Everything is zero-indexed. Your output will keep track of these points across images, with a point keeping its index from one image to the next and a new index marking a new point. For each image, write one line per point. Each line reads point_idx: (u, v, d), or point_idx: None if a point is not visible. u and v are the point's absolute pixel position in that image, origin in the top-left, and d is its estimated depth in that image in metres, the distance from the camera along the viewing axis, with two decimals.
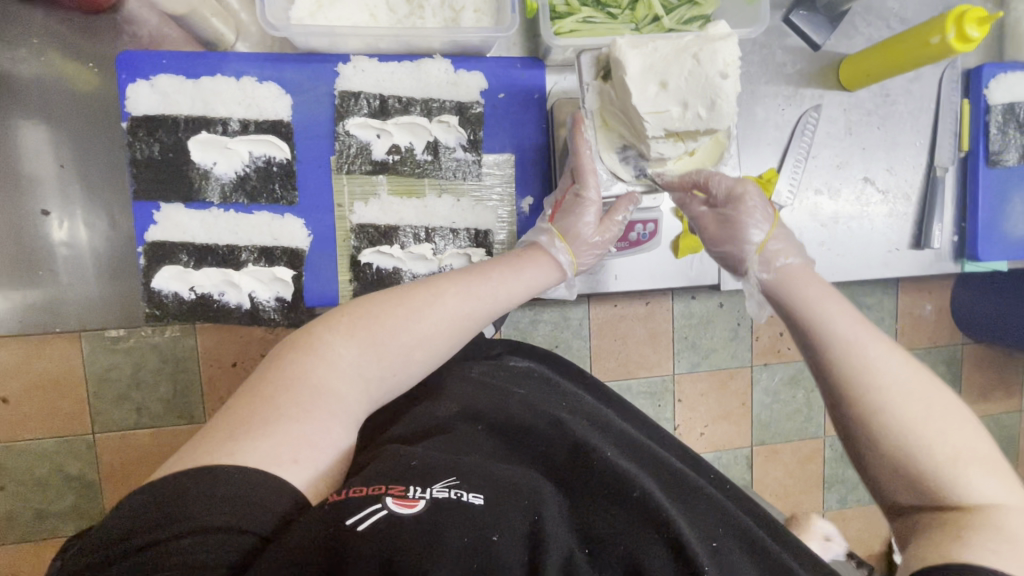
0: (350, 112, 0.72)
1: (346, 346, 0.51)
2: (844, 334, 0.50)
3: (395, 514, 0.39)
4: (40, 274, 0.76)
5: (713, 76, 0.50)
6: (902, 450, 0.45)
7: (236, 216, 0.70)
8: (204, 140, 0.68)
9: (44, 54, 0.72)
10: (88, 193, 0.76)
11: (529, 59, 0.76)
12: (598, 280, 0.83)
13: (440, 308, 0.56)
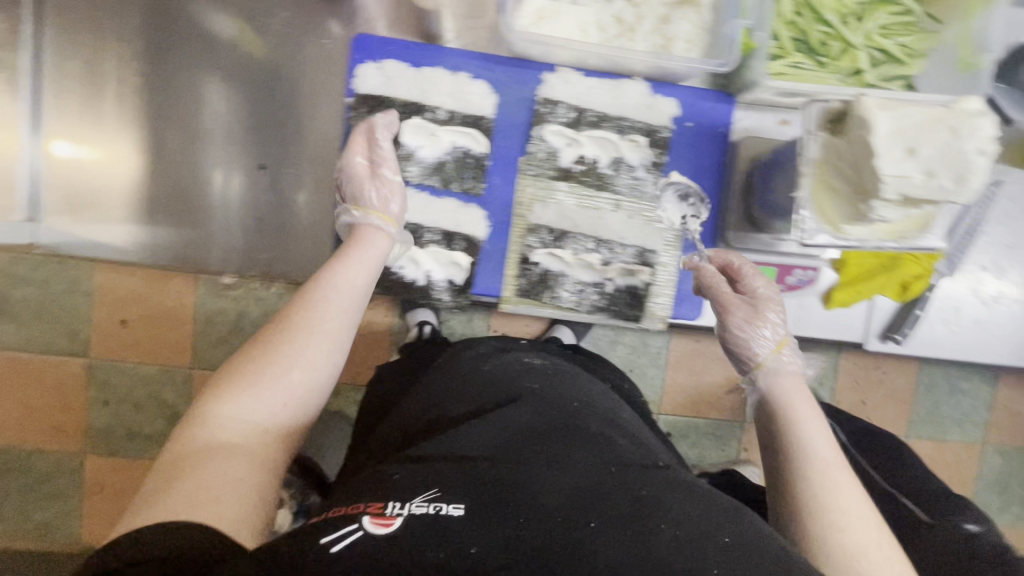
0: (548, 119, 0.75)
1: (222, 403, 0.49)
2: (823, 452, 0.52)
3: (372, 533, 0.38)
4: (186, 216, 0.79)
5: (969, 150, 0.52)
6: (844, 542, 0.46)
7: (427, 198, 0.75)
8: (415, 124, 0.73)
9: (237, 14, 0.77)
10: (244, 145, 0.78)
11: (720, 93, 0.78)
12: None
13: (306, 301, 0.56)
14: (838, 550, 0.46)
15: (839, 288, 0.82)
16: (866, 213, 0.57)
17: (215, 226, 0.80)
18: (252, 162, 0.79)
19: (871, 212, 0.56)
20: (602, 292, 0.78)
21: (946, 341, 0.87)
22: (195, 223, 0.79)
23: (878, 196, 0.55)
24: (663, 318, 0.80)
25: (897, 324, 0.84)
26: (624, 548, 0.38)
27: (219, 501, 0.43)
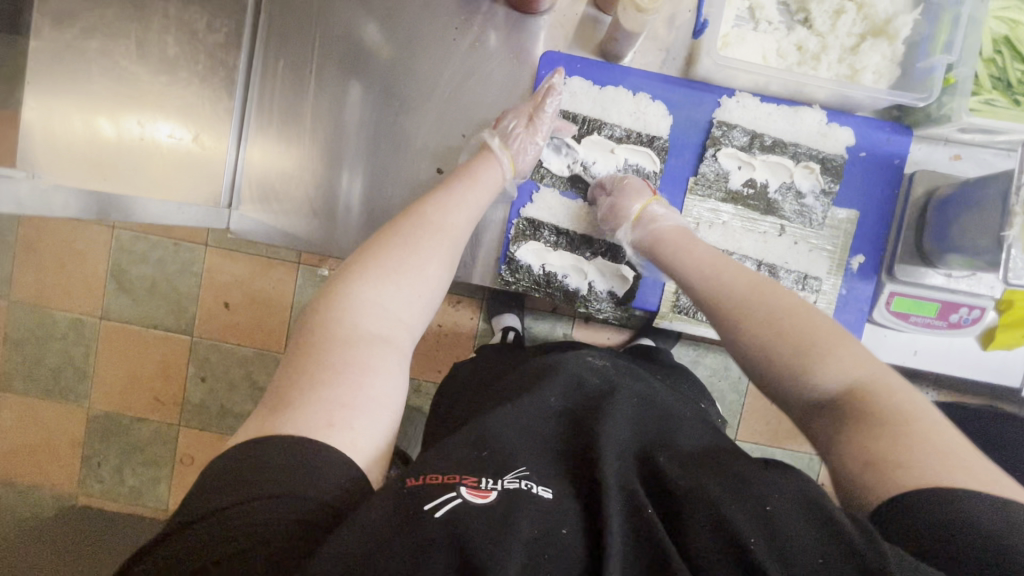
0: (724, 141, 0.76)
1: (366, 288, 0.55)
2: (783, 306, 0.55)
3: (471, 503, 0.41)
4: (319, 216, 0.82)
5: None
6: (791, 358, 0.51)
7: (597, 211, 0.78)
8: (594, 140, 0.76)
9: (392, 23, 0.79)
10: (377, 151, 0.80)
11: (898, 126, 0.77)
12: (896, 351, 0.82)
13: (423, 230, 0.61)
14: (776, 361, 0.52)
15: (1000, 329, 0.79)
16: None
17: (362, 225, 0.82)
18: (429, 166, 0.81)
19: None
20: None
21: None
22: (356, 219, 0.82)
23: None
24: None
25: None
26: (710, 522, 0.40)
27: (357, 421, 0.46)
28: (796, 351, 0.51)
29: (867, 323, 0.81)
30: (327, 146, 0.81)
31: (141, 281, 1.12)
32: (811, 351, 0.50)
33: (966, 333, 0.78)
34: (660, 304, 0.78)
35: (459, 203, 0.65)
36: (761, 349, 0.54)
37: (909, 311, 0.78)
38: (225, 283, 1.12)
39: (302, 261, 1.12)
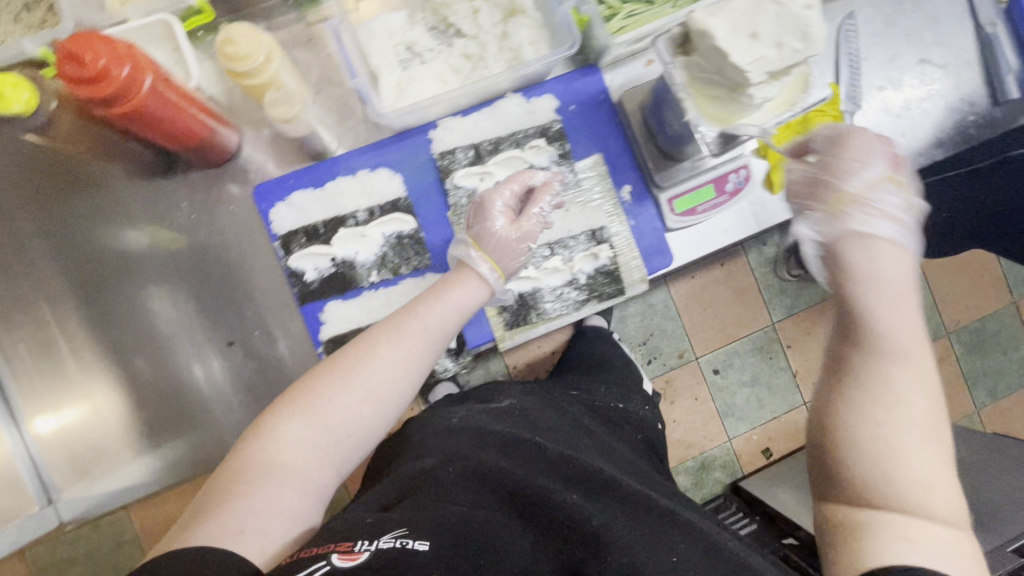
0: (454, 167, 0.79)
1: (328, 393, 0.62)
2: (905, 395, 0.56)
3: (340, 567, 0.46)
4: (191, 419, 0.81)
5: (798, 11, 0.55)
6: (900, 467, 0.54)
7: (386, 291, 0.78)
8: (344, 234, 0.76)
9: (147, 222, 0.80)
10: (209, 328, 0.80)
11: (584, 69, 0.83)
12: (711, 241, 0.85)
13: (389, 349, 0.66)
14: (892, 463, 0.54)
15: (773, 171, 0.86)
16: (746, 100, 0.60)
17: (234, 407, 0.81)
18: (217, 344, 0.81)
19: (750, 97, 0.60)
20: (579, 285, 0.81)
21: None
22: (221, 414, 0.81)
23: (750, 85, 0.57)
24: (642, 279, 0.81)
25: None
26: None
27: (259, 531, 0.53)
28: (911, 463, 0.54)
29: (670, 234, 0.84)
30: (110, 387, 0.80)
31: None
32: (922, 472, 0.54)
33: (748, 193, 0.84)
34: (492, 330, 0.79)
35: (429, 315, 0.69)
36: (883, 452, 0.54)
37: (692, 205, 0.82)
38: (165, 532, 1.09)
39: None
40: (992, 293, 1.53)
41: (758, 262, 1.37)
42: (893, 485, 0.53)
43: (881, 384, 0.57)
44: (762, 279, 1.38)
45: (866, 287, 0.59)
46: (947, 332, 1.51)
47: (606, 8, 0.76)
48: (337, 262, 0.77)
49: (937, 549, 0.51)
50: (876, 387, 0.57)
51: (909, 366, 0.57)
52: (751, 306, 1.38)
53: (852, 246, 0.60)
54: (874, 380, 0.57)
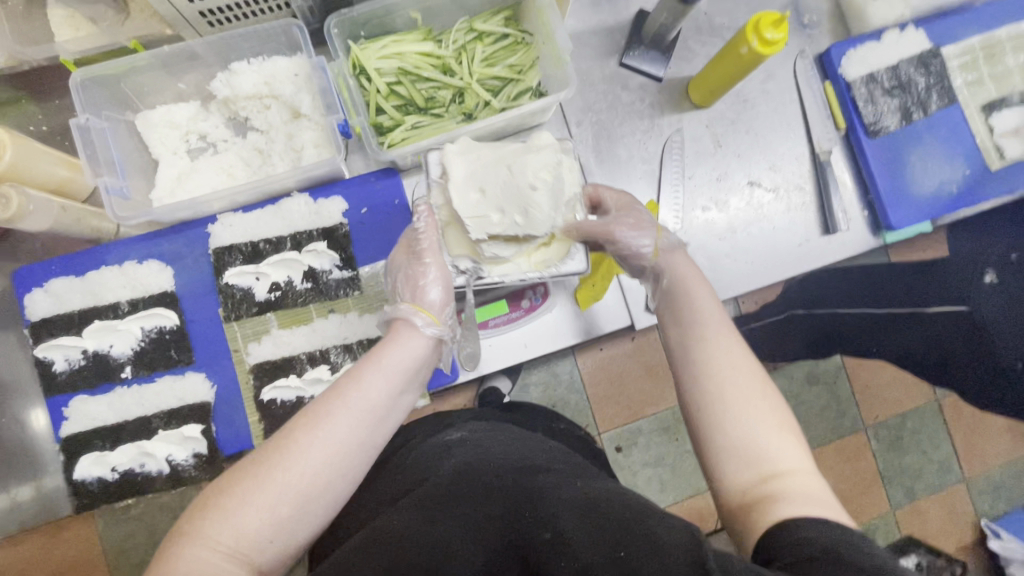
0: (227, 265, 0.76)
1: (235, 504, 0.45)
2: (736, 386, 0.50)
3: None
4: None
5: (524, 186, 0.58)
6: (751, 448, 0.48)
7: (140, 388, 0.74)
8: (97, 327, 0.73)
9: None
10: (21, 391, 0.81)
11: (382, 170, 0.80)
12: (507, 354, 0.83)
13: (324, 432, 0.48)
14: (736, 455, 0.48)
15: (580, 287, 0.83)
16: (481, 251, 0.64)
17: (30, 478, 0.81)
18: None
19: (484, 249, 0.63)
20: None
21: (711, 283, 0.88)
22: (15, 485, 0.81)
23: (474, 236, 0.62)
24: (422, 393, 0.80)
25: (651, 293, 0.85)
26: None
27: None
28: (776, 457, 0.47)
29: None
30: None
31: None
32: (777, 471, 0.46)
33: (545, 309, 0.83)
34: (251, 439, 0.74)
35: (364, 387, 0.51)
36: (728, 446, 0.48)
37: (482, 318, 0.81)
38: None
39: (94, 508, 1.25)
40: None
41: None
42: (766, 468, 0.46)
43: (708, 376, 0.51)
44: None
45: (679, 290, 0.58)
46: (865, 426, 1.22)
47: (390, 119, 0.77)
48: (88, 355, 0.74)
49: (817, 496, 0.44)
50: (696, 366, 0.52)
51: (723, 333, 0.54)
52: (660, 385, 1.33)
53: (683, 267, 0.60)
54: (699, 364, 0.52)
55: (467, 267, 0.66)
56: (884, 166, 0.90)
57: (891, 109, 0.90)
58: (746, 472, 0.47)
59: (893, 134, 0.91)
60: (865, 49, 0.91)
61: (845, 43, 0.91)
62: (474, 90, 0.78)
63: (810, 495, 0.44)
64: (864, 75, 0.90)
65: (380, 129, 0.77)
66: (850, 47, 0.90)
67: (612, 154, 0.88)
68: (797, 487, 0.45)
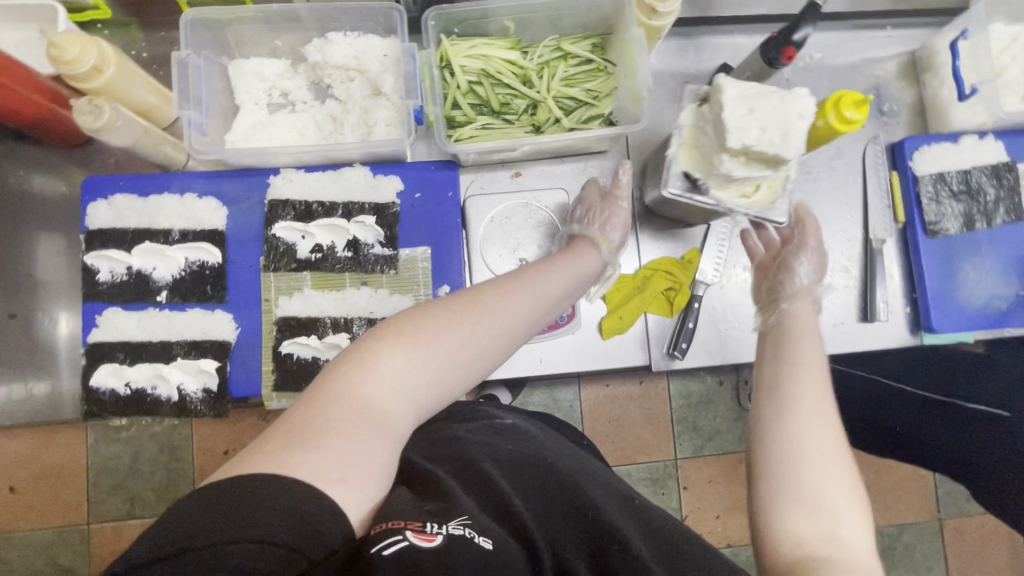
0: (277, 217, 0.79)
1: (394, 356, 0.50)
2: (809, 470, 0.51)
3: (418, 547, 0.40)
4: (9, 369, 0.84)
5: (793, 115, 0.61)
6: (810, 491, 0.50)
7: (170, 314, 0.77)
8: (146, 248, 0.77)
9: (42, 176, 0.85)
10: (63, 293, 0.85)
11: (443, 162, 0.83)
12: (519, 365, 0.83)
13: (473, 321, 0.55)
14: (793, 489, 0.50)
15: (607, 316, 0.84)
16: (716, 166, 0.66)
17: (45, 376, 0.84)
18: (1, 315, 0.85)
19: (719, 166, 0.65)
20: None
21: (737, 346, 0.86)
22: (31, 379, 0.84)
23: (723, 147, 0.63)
24: None
25: (672, 340, 0.84)
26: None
27: (359, 482, 0.44)
28: (830, 504, 0.50)
29: None
30: None
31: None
32: (833, 511, 0.49)
33: (568, 330, 0.83)
34: (260, 387, 0.76)
35: (506, 299, 0.58)
36: (793, 471, 0.51)
37: None
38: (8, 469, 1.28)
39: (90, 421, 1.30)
40: (915, 501, 1.25)
41: (679, 393, 1.32)
42: (832, 543, 0.47)
43: (783, 439, 0.53)
44: (678, 411, 1.32)
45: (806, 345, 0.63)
46: None
47: (463, 116, 0.80)
48: (132, 272, 0.77)
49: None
50: (780, 447, 0.53)
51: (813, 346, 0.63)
52: (659, 435, 1.31)
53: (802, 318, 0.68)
54: (782, 393, 0.57)
55: (698, 182, 0.71)
56: (937, 269, 0.89)
57: (954, 212, 0.89)
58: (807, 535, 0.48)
59: (951, 238, 0.89)
60: (940, 148, 0.90)
61: (921, 138, 0.91)
62: (548, 105, 0.81)
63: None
64: (934, 173, 0.90)
65: (451, 123, 0.80)
66: (924, 143, 0.90)
67: None
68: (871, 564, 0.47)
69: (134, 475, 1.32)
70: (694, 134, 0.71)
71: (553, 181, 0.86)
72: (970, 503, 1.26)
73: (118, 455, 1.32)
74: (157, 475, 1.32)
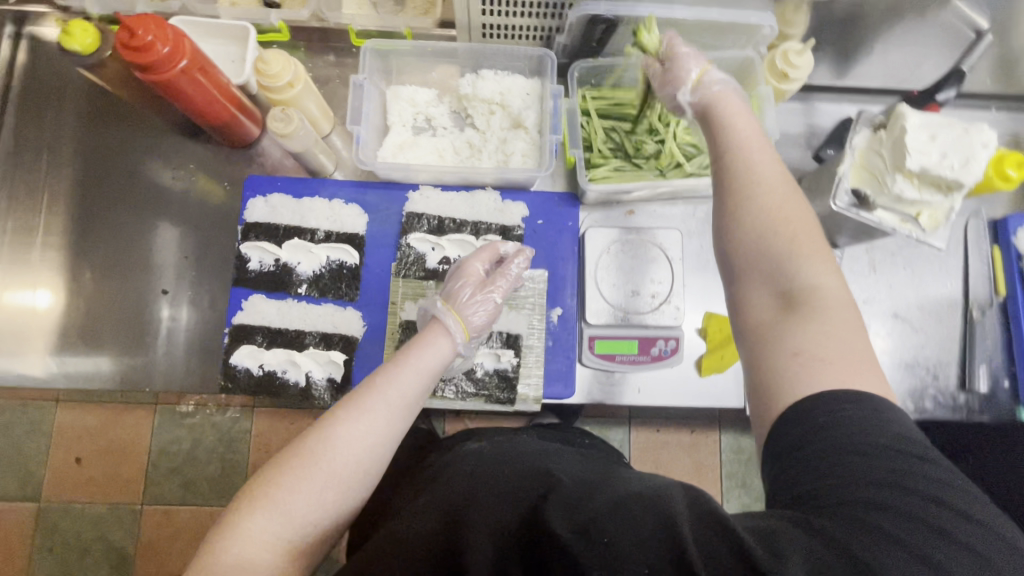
0: (413, 228, 0.86)
1: (256, 521, 0.53)
2: (771, 191, 0.57)
3: None
4: (140, 343, 0.91)
5: (975, 144, 0.69)
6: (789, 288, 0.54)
7: (306, 306, 0.84)
8: (294, 244, 0.85)
9: (196, 173, 0.95)
10: (199, 279, 0.93)
11: (567, 196, 0.89)
12: (617, 391, 0.85)
13: (329, 457, 0.57)
14: (766, 260, 0.55)
15: (706, 356, 0.86)
16: (889, 185, 0.74)
17: (171, 352, 0.91)
18: (143, 291, 0.92)
19: (892, 186, 0.74)
20: (473, 377, 0.83)
21: None
22: (158, 354, 0.91)
23: (903, 168, 0.71)
24: (537, 399, 0.83)
25: None
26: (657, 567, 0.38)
27: None
28: (781, 232, 0.55)
29: (583, 369, 0.86)
30: (65, 286, 0.92)
31: (19, 432, 1.34)
32: (789, 244, 0.55)
33: (671, 363, 0.84)
34: None
35: (356, 423, 0.60)
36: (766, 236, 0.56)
37: (611, 351, 0.84)
38: (78, 440, 1.34)
39: (159, 402, 1.37)
40: None
41: (730, 447, 1.31)
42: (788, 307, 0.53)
43: (746, 231, 0.57)
44: (727, 464, 1.30)
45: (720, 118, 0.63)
46: None
47: (596, 157, 0.86)
48: (278, 264, 0.85)
49: (834, 355, 0.49)
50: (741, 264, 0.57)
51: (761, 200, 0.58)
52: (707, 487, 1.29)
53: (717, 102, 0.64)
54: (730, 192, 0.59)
55: (866, 196, 0.77)
56: None
57: None
58: (764, 296, 0.55)
59: None
60: None
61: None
62: (672, 151, 0.85)
63: (838, 329, 0.51)
64: None
65: (586, 162, 0.87)
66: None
67: None
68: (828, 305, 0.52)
69: (191, 462, 1.37)
70: (866, 155, 0.77)
71: (665, 222, 0.91)
72: None
73: (180, 440, 1.37)
74: (211, 465, 1.37)
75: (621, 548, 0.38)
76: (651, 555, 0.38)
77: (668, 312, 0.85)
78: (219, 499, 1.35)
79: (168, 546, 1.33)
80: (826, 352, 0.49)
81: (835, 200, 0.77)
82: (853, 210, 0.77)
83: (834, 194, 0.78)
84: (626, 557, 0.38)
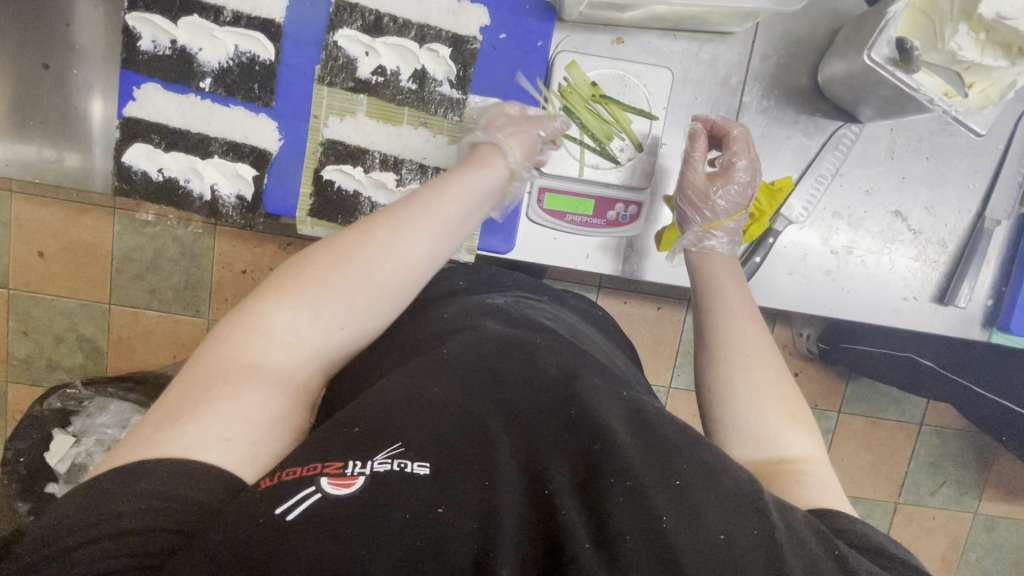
0: (343, 23, 0.69)
1: (281, 311, 0.46)
2: (769, 364, 0.55)
3: (329, 496, 0.33)
4: (21, 123, 0.73)
5: None
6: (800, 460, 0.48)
7: (212, 106, 0.71)
8: (193, 23, 0.68)
9: None
10: (84, 47, 0.72)
11: (541, 6, 0.71)
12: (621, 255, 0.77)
13: (362, 265, 0.49)
14: (758, 417, 0.51)
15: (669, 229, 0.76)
16: (943, 40, 0.58)
17: (56, 136, 0.74)
18: (10, 51, 0.72)
19: (948, 40, 0.58)
20: None
21: (788, 292, 0.81)
22: (41, 137, 0.74)
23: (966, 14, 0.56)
24: (469, 250, 0.76)
25: None
26: (745, 528, 0.35)
27: (243, 444, 0.39)
28: (769, 390, 0.52)
29: (529, 226, 0.76)
30: None
31: None
32: (787, 413, 0.51)
33: (626, 232, 0.76)
34: (294, 209, 0.72)
35: (401, 234, 0.51)
36: (756, 397, 0.52)
37: (562, 208, 0.75)
38: (38, 233, 1.19)
39: (116, 207, 1.18)
40: (881, 483, 1.30)
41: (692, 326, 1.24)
42: (780, 463, 0.48)
43: (743, 373, 0.54)
44: (686, 343, 1.25)
45: (705, 300, 0.62)
46: None
47: None
48: (176, 48, 0.69)
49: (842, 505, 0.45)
50: (747, 414, 0.51)
51: (761, 374, 0.54)
52: (658, 361, 1.26)
53: (714, 264, 0.66)
54: (737, 354, 0.55)
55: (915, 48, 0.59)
56: None
57: None
58: (758, 450, 0.49)
59: None
60: None
61: None
62: None
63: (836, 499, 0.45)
64: None
65: None
66: None
67: (777, 109, 0.77)
68: (811, 473, 0.47)
69: (156, 270, 1.22)
70: None
71: (657, 60, 0.74)
72: (931, 495, 1.31)
73: (142, 248, 1.20)
74: (177, 275, 1.22)
75: (698, 491, 0.35)
76: (727, 504, 0.35)
77: (633, 172, 0.75)
78: (186, 309, 1.24)
79: (141, 346, 1.27)
80: (825, 476, 0.48)
81: (872, 52, 0.60)
82: (889, 68, 0.60)
83: (870, 44, 0.60)
84: (698, 492, 0.35)
